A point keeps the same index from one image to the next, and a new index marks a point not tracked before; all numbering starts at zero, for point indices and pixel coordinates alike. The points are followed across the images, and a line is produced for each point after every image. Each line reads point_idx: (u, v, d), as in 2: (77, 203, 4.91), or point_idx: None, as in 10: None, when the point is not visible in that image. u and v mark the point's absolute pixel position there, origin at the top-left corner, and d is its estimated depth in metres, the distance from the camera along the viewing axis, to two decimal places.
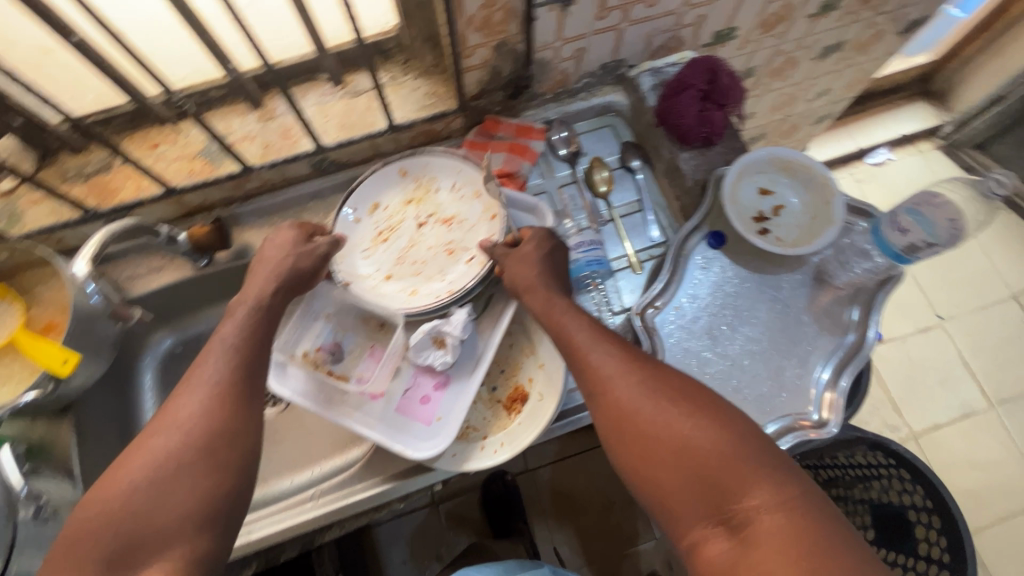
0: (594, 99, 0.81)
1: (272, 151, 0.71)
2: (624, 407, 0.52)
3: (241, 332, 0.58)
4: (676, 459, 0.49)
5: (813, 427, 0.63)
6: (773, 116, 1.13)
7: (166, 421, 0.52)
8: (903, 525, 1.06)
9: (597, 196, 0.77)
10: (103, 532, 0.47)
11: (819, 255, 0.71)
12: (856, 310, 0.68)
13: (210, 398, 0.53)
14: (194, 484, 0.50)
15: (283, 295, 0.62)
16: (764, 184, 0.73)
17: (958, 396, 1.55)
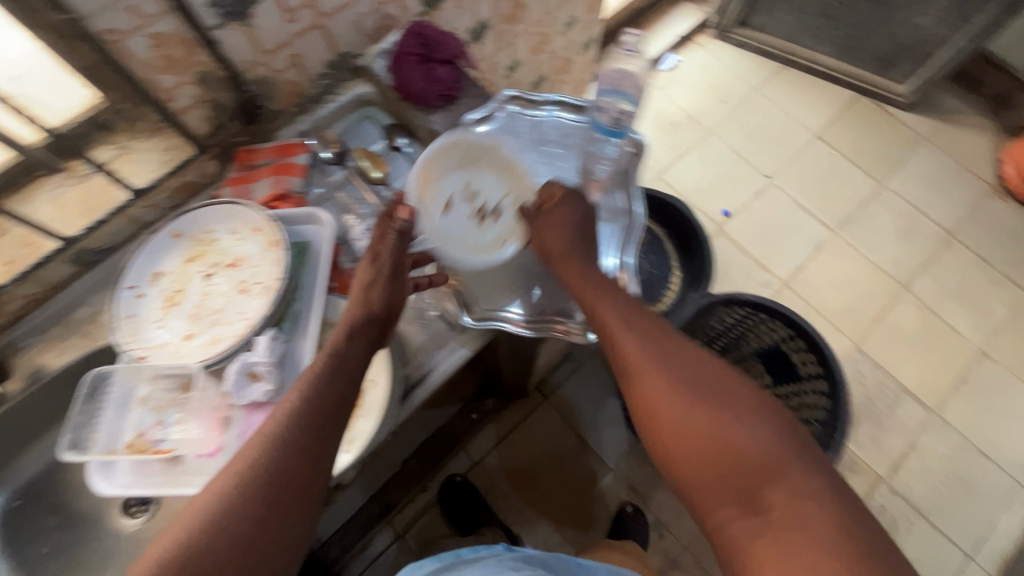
0: (341, 97, 0.82)
1: (18, 264, 0.68)
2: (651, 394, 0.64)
3: (303, 422, 0.57)
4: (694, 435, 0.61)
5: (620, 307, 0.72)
6: (539, 57, 1.21)
7: (198, 513, 0.52)
8: (783, 358, 1.18)
9: (375, 183, 0.78)
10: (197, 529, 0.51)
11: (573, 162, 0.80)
12: (619, 193, 0.77)
13: (253, 496, 0.53)
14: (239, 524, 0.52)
15: (357, 335, 0.62)
16: (445, 199, 0.72)
17: (806, 235, 1.73)
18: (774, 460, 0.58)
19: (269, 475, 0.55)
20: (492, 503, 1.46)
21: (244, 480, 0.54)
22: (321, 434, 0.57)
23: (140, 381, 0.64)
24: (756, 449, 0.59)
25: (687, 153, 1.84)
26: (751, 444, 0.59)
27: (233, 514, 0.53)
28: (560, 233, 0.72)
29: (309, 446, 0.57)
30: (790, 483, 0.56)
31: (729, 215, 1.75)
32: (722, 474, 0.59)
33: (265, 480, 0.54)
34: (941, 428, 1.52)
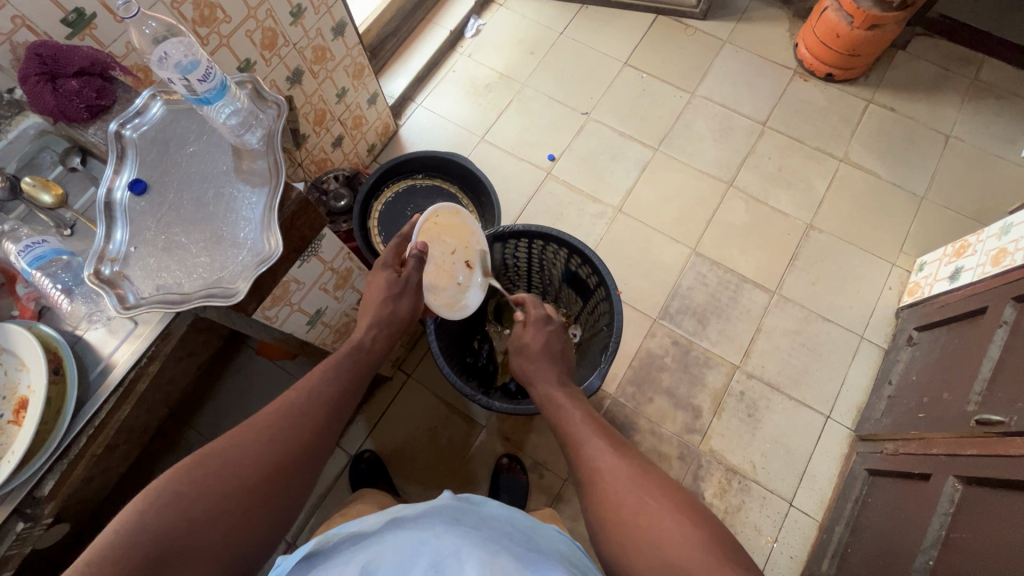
0: (10, 134, 0.82)
1: None
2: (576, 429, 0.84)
3: (326, 394, 0.80)
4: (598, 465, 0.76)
5: (266, 256, 0.72)
6: (278, 51, 1.23)
7: (232, 456, 0.67)
8: (576, 276, 1.23)
9: (52, 206, 0.78)
10: (228, 467, 0.66)
11: (213, 140, 0.78)
12: (255, 151, 0.77)
13: (280, 443, 0.71)
14: (259, 460, 0.68)
15: (376, 331, 0.90)
16: (440, 283, 1.07)
17: (630, 159, 1.79)
18: (646, 492, 0.70)
19: (294, 428, 0.73)
20: None
21: (273, 434, 0.71)
22: (340, 405, 0.81)
23: None
24: (632, 480, 0.72)
25: (506, 110, 1.88)
26: (633, 490, 0.71)
27: (269, 455, 0.69)
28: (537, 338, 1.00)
29: (328, 411, 0.78)
30: (636, 493, 0.70)
31: (555, 159, 1.80)
32: (605, 501, 0.72)
33: (290, 442, 0.72)
34: (783, 305, 1.60)
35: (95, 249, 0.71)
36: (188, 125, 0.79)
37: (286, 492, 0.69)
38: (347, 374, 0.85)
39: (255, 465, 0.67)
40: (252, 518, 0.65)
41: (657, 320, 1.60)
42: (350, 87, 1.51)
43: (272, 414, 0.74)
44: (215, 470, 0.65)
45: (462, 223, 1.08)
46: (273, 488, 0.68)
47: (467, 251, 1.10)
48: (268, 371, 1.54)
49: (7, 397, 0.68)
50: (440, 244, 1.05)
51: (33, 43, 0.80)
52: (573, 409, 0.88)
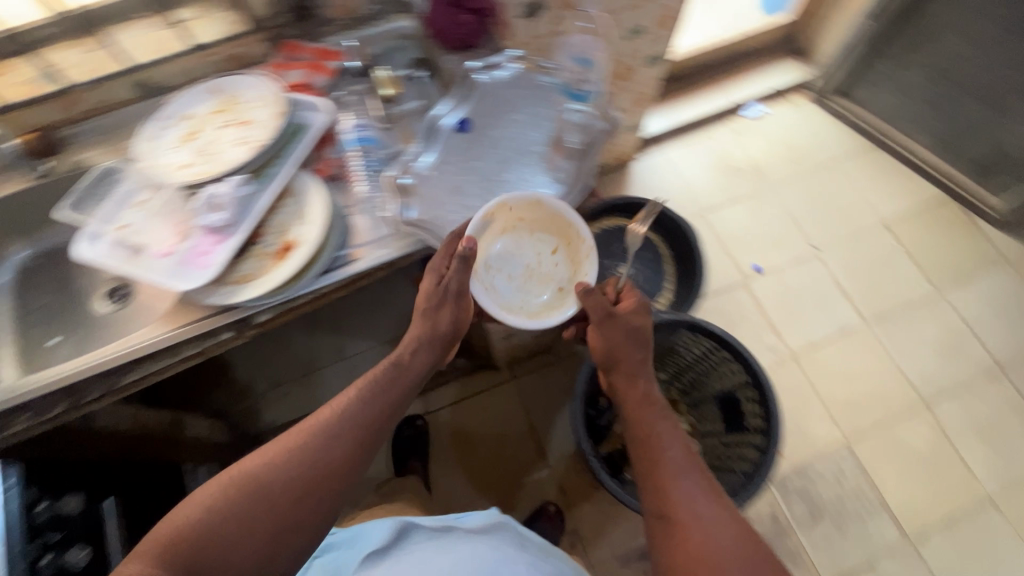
0: (386, 25, 0.94)
1: (96, 73, 0.84)
2: (660, 451, 0.74)
3: (362, 412, 0.74)
4: (679, 506, 0.68)
5: None
6: (598, 55, 1.28)
7: (266, 471, 0.67)
8: (736, 404, 1.15)
9: (386, 100, 0.88)
10: (265, 481, 0.67)
11: (541, 131, 0.89)
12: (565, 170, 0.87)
13: (311, 458, 0.69)
14: (290, 475, 0.68)
15: (418, 349, 0.80)
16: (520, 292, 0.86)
17: (835, 317, 1.63)
18: None
19: (329, 444, 0.70)
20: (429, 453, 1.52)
21: (310, 439, 0.70)
22: (375, 420, 0.74)
23: (144, 186, 0.79)
24: (716, 522, 0.67)
25: (740, 201, 1.80)
26: (721, 538, 0.65)
27: (296, 471, 0.68)
28: (637, 316, 0.85)
29: (370, 420, 0.74)
30: None
31: (760, 272, 1.70)
32: None
33: (322, 458, 0.69)
34: (911, 560, 1.38)
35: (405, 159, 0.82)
36: (524, 94, 0.89)
37: (312, 512, 0.68)
38: (389, 395, 0.76)
39: (285, 484, 0.67)
40: (276, 533, 0.65)
41: (769, 484, 1.46)
42: (625, 110, 1.54)
43: (317, 419, 0.73)
44: (250, 483, 0.66)
45: (553, 217, 0.87)
46: (295, 510, 0.67)
47: (571, 250, 0.89)
48: (406, 297, 1.62)
49: (276, 234, 0.76)
50: (526, 241, 0.89)
51: None
52: (692, 477, 0.72)
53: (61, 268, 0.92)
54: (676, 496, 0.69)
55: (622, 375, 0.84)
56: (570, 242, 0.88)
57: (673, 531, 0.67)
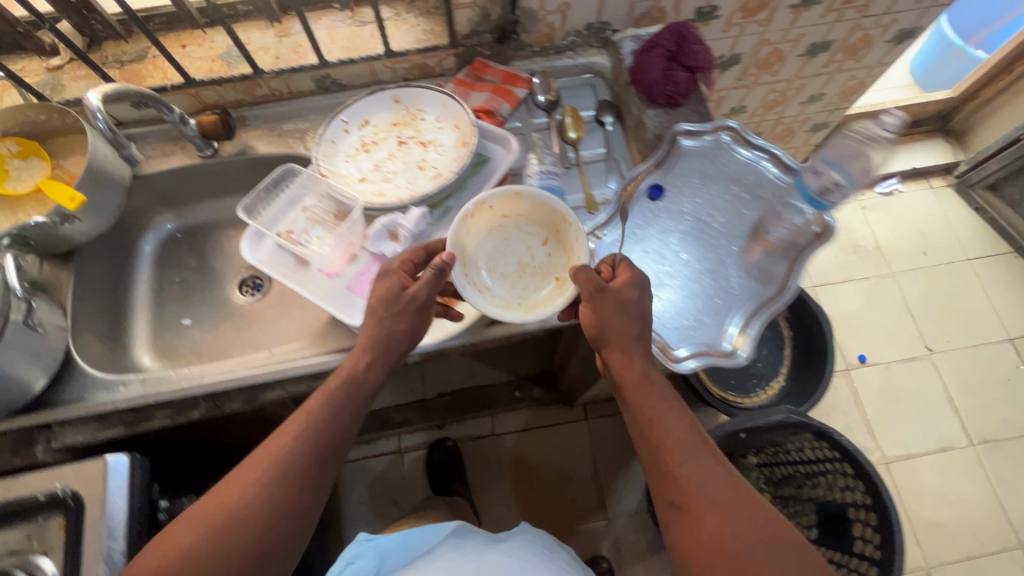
0: (578, 59, 0.88)
1: (282, 61, 0.80)
2: (668, 439, 0.60)
3: (318, 425, 0.60)
4: (702, 508, 0.56)
5: (722, 356, 0.66)
6: (766, 114, 1.19)
7: (230, 513, 0.55)
8: (843, 521, 1.06)
9: (566, 142, 0.83)
10: (224, 530, 0.54)
11: (756, 210, 0.74)
12: (783, 264, 0.71)
13: (273, 487, 0.57)
14: (254, 512, 0.56)
15: (375, 366, 0.64)
16: (514, 293, 0.70)
17: (937, 429, 1.52)
18: None
19: (290, 466, 0.58)
20: (488, 474, 1.50)
21: (275, 455, 0.59)
22: (338, 428, 0.62)
23: (314, 193, 0.76)
24: (744, 519, 0.56)
25: (855, 282, 1.69)
26: (752, 545, 0.54)
27: (258, 502, 0.56)
28: (627, 286, 0.64)
29: (339, 426, 0.62)
30: None
31: (863, 362, 1.59)
32: None
33: (288, 478, 0.58)
34: None
35: (591, 222, 0.73)
36: (723, 169, 0.77)
37: (288, 537, 0.57)
38: (349, 404, 0.63)
39: (251, 521, 0.55)
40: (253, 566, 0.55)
41: None
42: None
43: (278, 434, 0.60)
44: (204, 537, 0.54)
45: (538, 205, 0.71)
46: (267, 543, 0.56)
47: (564, 237, 0.71)
48: None
49: (445, 275, 0.71)
50: (515, 240, 0.73)
51: (683, 22, 0.80)
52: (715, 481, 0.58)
53: (206, 247, 0.90)
54: (695, 494, 0.57)
55: (613, 359, 0.64)
56: (565, 232, 0.70)
57: (692, 541, 0.56)
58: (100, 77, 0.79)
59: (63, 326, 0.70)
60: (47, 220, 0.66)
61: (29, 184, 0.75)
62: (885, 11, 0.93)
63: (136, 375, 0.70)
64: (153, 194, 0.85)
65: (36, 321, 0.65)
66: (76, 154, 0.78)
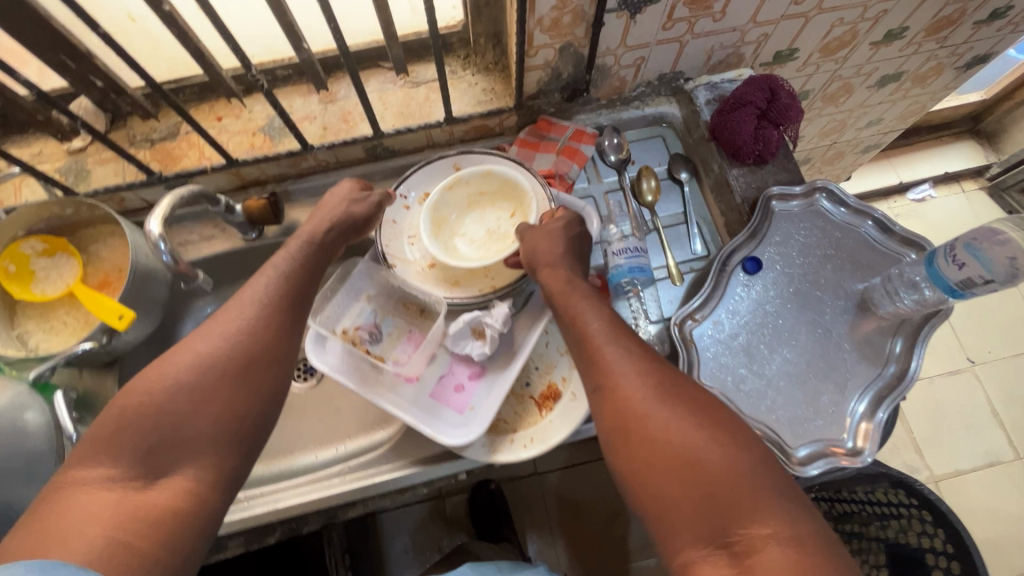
0: (647, 109, 0.81)
1: (330, 133, 0.73)
2: (590, 330, 0.54)
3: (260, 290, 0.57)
4: (625, 389, 0.49)
5: (846, 454, 0.62)
6: (822, 141, 1.13)
7: (177, 366, 0.50)
8: (919, 567, 1.03)
9: (643, 204, 0.77)
10: (166, 385, 0.48)
11: (864, 282, 0.69)
12: (900, 342, 0.66)
13: (219, 342, 0.52)
14: (204, 357, 0.51)
15: (335, 235, 0.64)
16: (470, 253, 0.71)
17: (984, 443, 1.50)
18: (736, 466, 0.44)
19: (231, 321, 0.54)
20: (533, 513, 1.46)
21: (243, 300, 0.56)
22: (304, 285, 0.60)
23: (380, 285, 0.70)
24: (672, 406, 0.48)
25: None
26: (683, 422, 0.47)
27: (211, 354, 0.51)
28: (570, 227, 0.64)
29: (304, 275, 0.61)
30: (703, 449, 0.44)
31: None
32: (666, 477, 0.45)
33: (234, 331, 0.53)
34: None
35: (686, 305, 0.68)
36: (820, 234, 0.71)
37: (245, 377, 0.52)
38: (296, 270, 0.60)
39: (201, 368, 0.50)
40: (239, 402, 0.50)
41: None
42: None
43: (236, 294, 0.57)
44: (158, 392, 0.48)
45: (507, 180, 0.71)
46: (224, 384, 0.50)
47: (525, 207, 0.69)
48: None
49: (535, 373, 0.66)
50: (487, 212, 0.73)
51: (769, 73, 0.73)
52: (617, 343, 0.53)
53: None
54: (615, 373, 0.51)
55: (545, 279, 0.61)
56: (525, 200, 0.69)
57: (619, 424, 0.49)
58: (128, 159, 0.71)
59: None
60: (92, 341, 0.60)
61: (58, 289, 0.67)
62: (965, 41, 0.87)
63: None
64: None
65: None
66: (107, 246, 0.70)
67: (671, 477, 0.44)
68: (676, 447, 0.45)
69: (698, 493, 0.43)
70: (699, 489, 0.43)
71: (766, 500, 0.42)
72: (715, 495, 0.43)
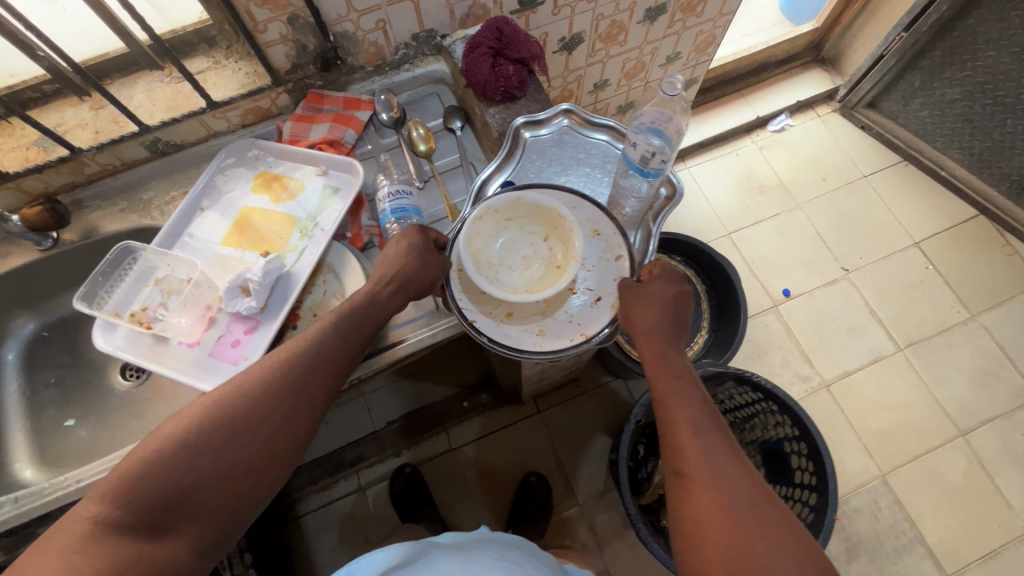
0: (417, 70, 0.87)
1: (103, 135, 0.77)
2: (688, 410, 0.58)
3: (320, 354, 0.59)
4: (680, 430, 0.57)
5: (597, 338, 0.66)
6: (632, 83, 1.21)
7: (214, 422, 0.52)
8: (783, 457, 1.09)
9: (418, 155, 0.81)
10: (189, 438, 0.51)
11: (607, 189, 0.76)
12: (639, 235, 0.73)
13: (260, 413, 0.54)
14: (244, 424, 0.53)
15: (398, 297, 0.64)
16: (525, 283, 0.69)
17: (866, 342, 1.59)
18: (761, 506, 0.51)
19: (278, 389, 0.56)
20: (453, 491, 1.48)
21: (283, 365, 0.57)
22: (348, 342, 0.61)
23: (162, 262, 0.73)
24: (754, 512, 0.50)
25: (767, 220, 1.74)
26: (732, 471, 0.53)
27: (244, 422, 0.54)
28: (663, 284, 0.66)
29: (348, 348, 0.61)
30: (739, 487, 0.52)
31: (789, 295, 1.65)
32: (693, 502, 0.52)
33: (274, 402, 0.55)
34: None
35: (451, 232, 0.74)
36: (572, 152, 0.78)
37: (275, 452, 0.55)
38: (344, 326, 0.61)
39: (239, 433, 0.53)
40: (255, 471, 0.54)
41: None
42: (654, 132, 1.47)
43: (273, 357, 0.58)
44: (190, 440, 0.51)
45: (535, 205, 0.70)
46: (255, 457, 0.54)
47: (563, 228, 0.70)
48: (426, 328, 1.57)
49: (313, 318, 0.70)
50: (519, 237, 0.72)
51: (503, 17, 0.80)
52: (689, 389, 0.60)
53: (79, 339, 0.85)
54: (677, 413, 0.58)
55: (645, 350, 0.64)
56: (563, 224, 0.69)
57: (673, 454, 0.57)
58: None
59: None
60: None
61: None
62: None
63: (9, 497, 0.65)
64: (3, 298, 0.80)
65: None
66: None
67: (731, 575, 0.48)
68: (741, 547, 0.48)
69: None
70: (727, 524, 0.50)
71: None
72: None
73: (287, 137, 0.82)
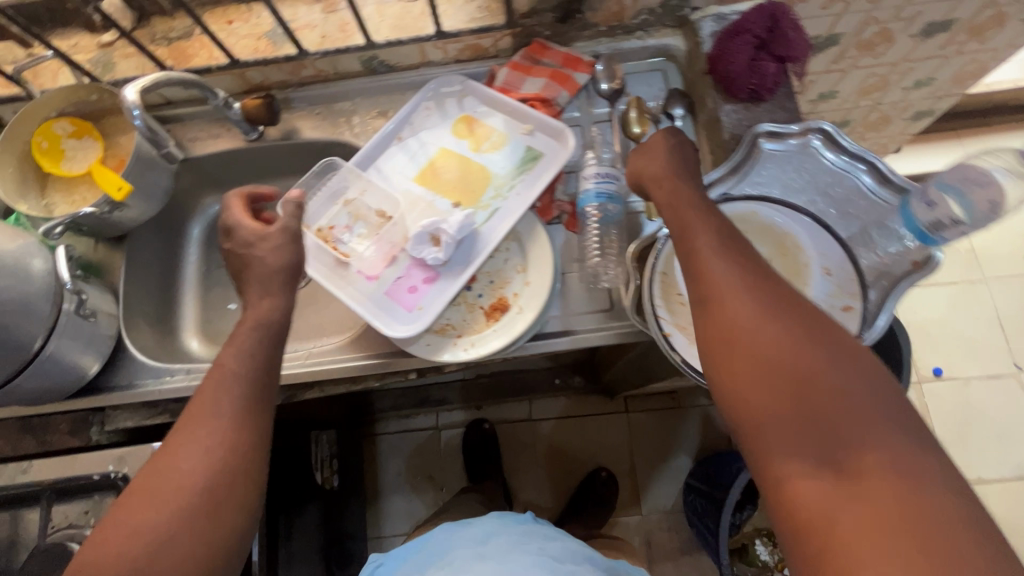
0: (649, 40, 0.78)
1: (328, 41, 0.75)
2: (728, 289, 0.48)
3: (223, 408, 0.51)
4: (730, 308, 0.47)
5: None
6: (860, 101, 1.05)
7: (144, 517, 0.45)
8: None
9: (629, 136, 0.74)
10: (119, 546, 0.43)
11: (846, 230, 0.64)
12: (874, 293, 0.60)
13: (190, 486, 0.47)
14: (173, 504, 0.46)
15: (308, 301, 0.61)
16: None
17: (1015, 454, 1.38)
18: (836, 367, 0.43)
19: (200, 450, 0.49)
20: (521, 459, 1.49)
21: (197, 426, 0.50)
22: (258, 382, 0.54)
23: (354, 187, 0.73)
24: (830, 372, 0.42)
25: (940, 286, 1.52)
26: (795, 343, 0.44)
27: (180, 500, 0.46)
28: (667, 182, 0.59)
29: (258, 389, 0.54)
30: (804, 352, 0.44)
31: (939, 376, 1.45)
32: (749, 385, 0.44)
33: (207, 470, 0.48)
34: None
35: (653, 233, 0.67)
36: (810, 175, 0.67)
37: (224, 523, 0.48)
38: (242, 371, 0.54)
39: (173, 515, 0.45)
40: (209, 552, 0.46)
41: None
42: None
43: (189, 422, 0.50)
44: (120, 544, 0.44)
45: (768, 226, 0.65)
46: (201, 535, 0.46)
47: (791, 259, 0.63)
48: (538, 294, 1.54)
49: (490, 284, 0.67)
50: None
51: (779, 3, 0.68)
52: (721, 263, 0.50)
53: None
54: (721, 290, 0.48)
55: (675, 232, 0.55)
56: (793, 253, 0.63)
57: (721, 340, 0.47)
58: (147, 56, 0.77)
59: (114, 310, 0.71)
60: (95, 208, 0.66)
61: (82, 166, 0.75)
62: None
63: (182, 368, 0.70)
64: (201, 176, 0.84)
65: (86, 306, 0.65)
66: (127, 136, 0.78)
67: (813, 449, 0.41)
68: (815, 414, 0.41)
69: (869, 508, 0.37)
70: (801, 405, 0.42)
71: (961, 516, 0.36)
72: (860, 479, 0.38)
73: (499, 85, 0.77)
